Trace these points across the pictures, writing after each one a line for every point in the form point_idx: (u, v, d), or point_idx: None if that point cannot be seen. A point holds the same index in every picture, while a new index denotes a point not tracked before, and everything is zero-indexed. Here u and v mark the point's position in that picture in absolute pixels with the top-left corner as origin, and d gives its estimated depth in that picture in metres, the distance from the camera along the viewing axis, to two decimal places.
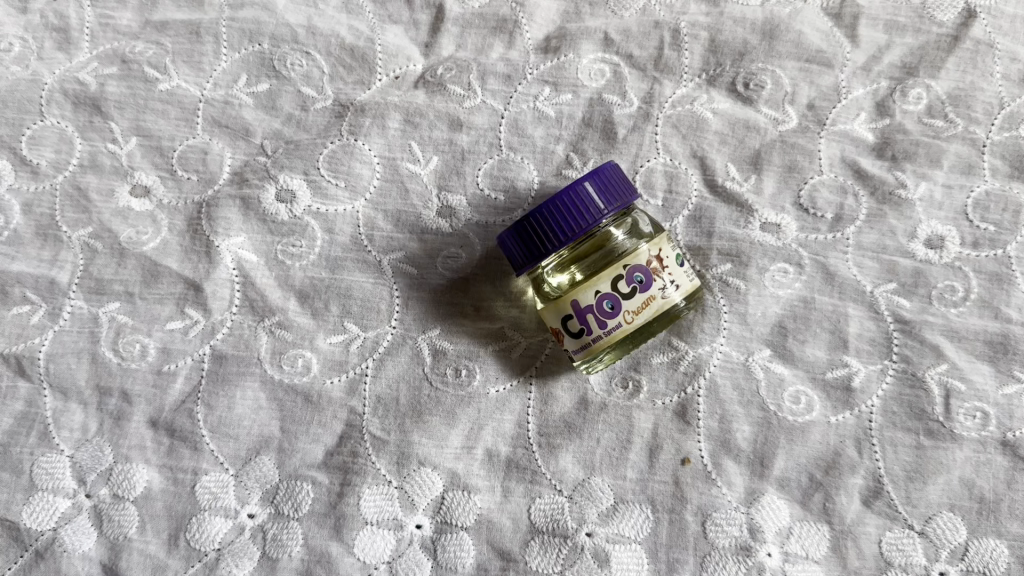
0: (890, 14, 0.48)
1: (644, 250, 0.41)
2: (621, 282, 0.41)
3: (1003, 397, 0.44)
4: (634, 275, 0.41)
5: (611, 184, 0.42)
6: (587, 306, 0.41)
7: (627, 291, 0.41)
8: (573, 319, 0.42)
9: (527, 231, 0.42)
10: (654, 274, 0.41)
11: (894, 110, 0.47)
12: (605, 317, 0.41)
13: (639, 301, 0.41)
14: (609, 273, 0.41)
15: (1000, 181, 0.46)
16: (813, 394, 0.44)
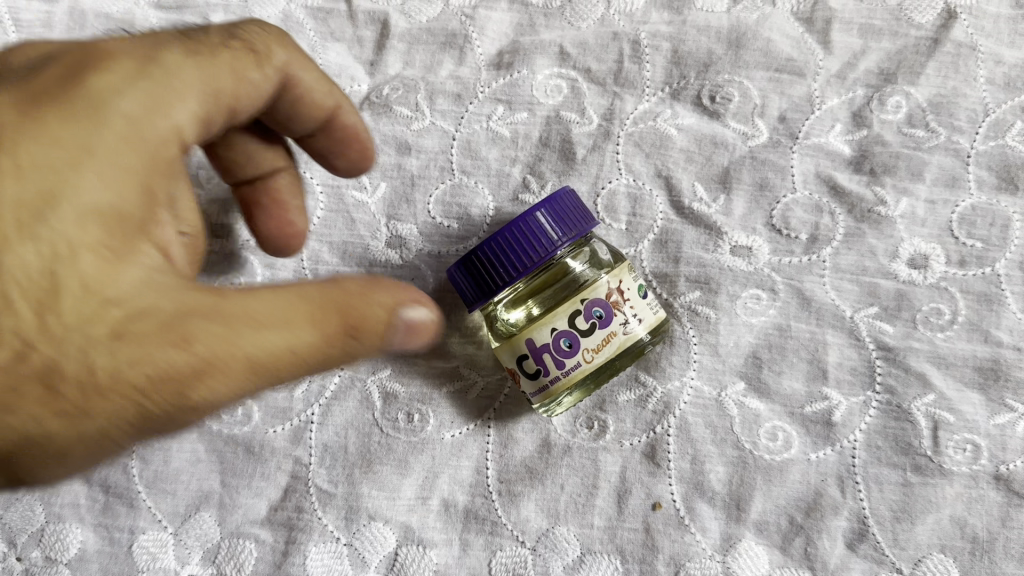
0: (864, 17, 0.45)
1: (603, 282, 0.38)
2: (578, 317, 0.38)
3: (995, 428, 0.41)
4: (592, 309, 0.38)
5: (566, 211, 0.39)
6: (543, 345, 0.38)
7: (584, 326, 0.38)
8: (528, 359, 0.38)
9: (479, 266, 0.39)
10: (614, 308, 0.38)
11: (872, 120, 0.44)
12: (563, 356, 0.38)
13: (600, 336, 0.38)
14: (565, 308, 0.37)
15: (987, 194, 0.43)
16: (791, 430, 0.41)
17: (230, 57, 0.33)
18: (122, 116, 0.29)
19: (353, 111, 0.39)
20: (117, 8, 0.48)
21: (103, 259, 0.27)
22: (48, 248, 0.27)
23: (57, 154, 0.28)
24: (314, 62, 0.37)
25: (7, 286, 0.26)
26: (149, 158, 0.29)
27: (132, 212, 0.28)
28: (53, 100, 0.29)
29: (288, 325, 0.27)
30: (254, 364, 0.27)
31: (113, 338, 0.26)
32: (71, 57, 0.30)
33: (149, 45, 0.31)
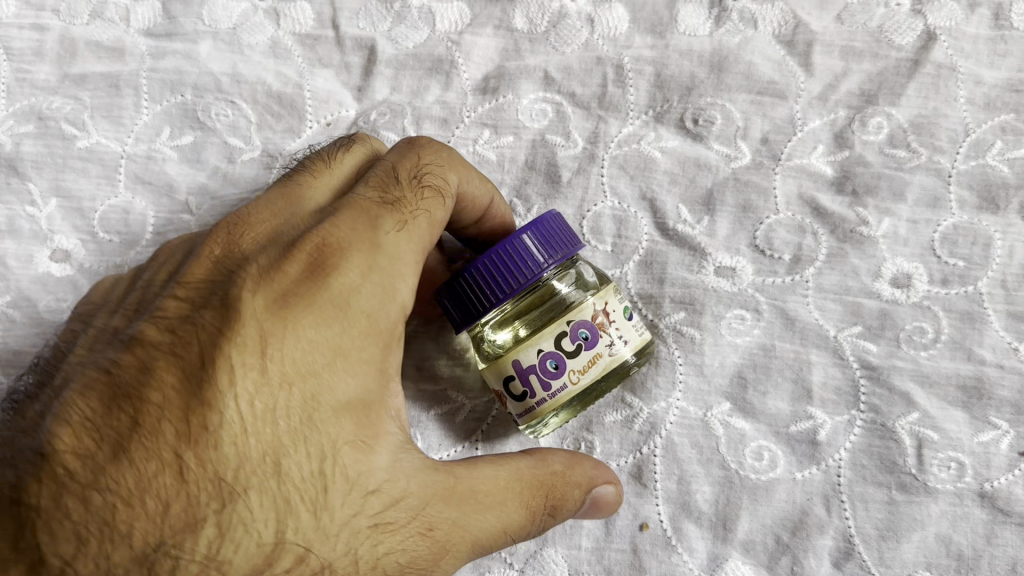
0: (845, 40, 0.46)
1: (588, 304, 0.38)
2: (564, 339, 0.38)
3: (979, 446, 0.41)
4: (578, 330, 0.38)
5: (552, 235, 0.39)
6: (531, 366, 0.38)
7: (571, 347, 0.38)
8: (515, 380, 0.39)
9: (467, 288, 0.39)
10: (599, 329, 0.38)
11: (854, 141, 0.45)
12: (549, 377, 0.38)
13: (585, 358, 0.38)
14: (552, 330, 0.38)
15: (968, 214, 0.44)
16: (777, 449, 0.42)
17: (437, 209, 0.37)
18: (363, 312, 0.34)
19: (502, 203, 0.42)
20: (106, 35, 0.48)
21: (359, 451, 0.32)
22: (315, 450, 0.32)
23: (314, 359, 0.32)
24: (469, 166, 0.40)
25: (265, 498, 0.31)
26: (393, 344, 0.34)
27: (373, 397, 0.33)
28: (295, 302, 0.33)
29: (503, 508, 0.34)
30: (478, 545, 0.34)
31: (362, 529, 0.32)
32: (367, 232, 0.35)
33: (410, 218, 0.36)
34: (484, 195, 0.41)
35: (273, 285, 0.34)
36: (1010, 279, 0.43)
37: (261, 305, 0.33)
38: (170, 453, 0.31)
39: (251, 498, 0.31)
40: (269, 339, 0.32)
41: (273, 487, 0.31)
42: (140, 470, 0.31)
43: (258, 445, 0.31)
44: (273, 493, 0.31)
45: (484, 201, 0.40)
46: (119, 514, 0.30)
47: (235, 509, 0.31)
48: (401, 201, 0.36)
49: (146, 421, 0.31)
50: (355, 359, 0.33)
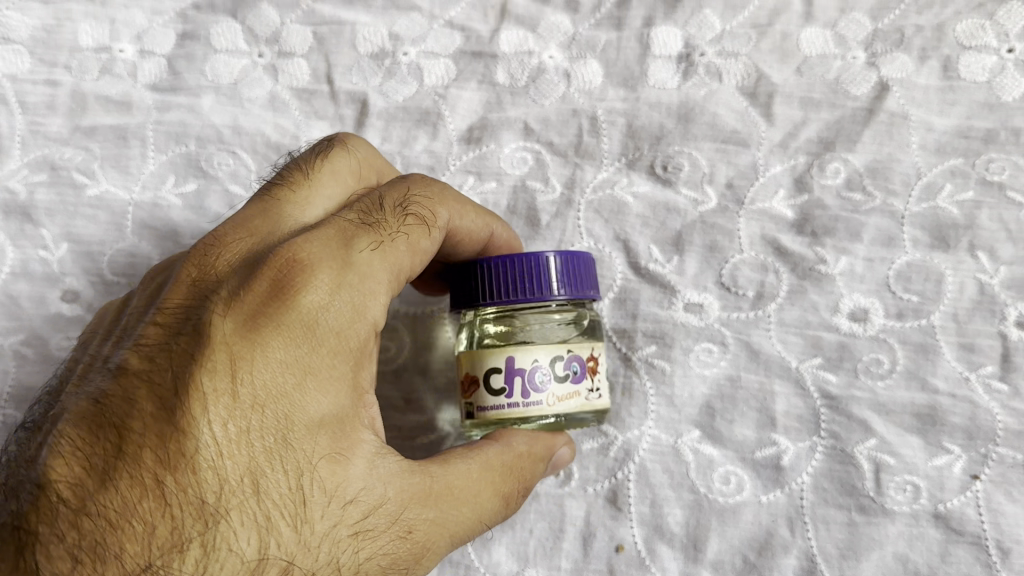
0: (804, 91, 0.49)
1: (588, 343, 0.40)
2: (559, 362, 0.39)
3: (933, 469, 0.44)
4: (571, 363, 0.39)
5: (576, 276, 0.41)
6: (520, 370, 0.38)
7: (558, 374, 0.39)
8: (499, 374, 0.38)
9: (485, 273, 0.40)
10: (588, 372, 0.39)
11: (813, 186, 0.48)
12: (530, 389, 0.38)
13: (568, 389, 0.39)
14: (551, 349, 0.38)
15: (921, 252, 0.47)
16: (743, 474, 0.44)
17: (412, 233, 0.39)
18: (333, 332, 0.35)
19: (504, 230, 0.44)
20: (115, 89, 0.52)
21: (335, 464, 0.34)
22: (292, 468, 0.34)
23: (287, 379, 0.34)
24: (461, 203, 0.42)
25: (248, 518, 0.33)
26: (365, 360, 0.36)
27: (347, 413, 0.35)
28: (267, 325, 0.35)
29: (471, 500, 0.37)
30: (453, 537, 0.37)
31: (345, 537, 0.34)
32: (340, 255, 0.36)
33: (384, 241, 0.38)
34: (483, 230, 0.43)
35: (246, 308, 0.35)
36: (960, 313, 0.46)
37: (233, 329, 0.35)
38: (152, 479, 0.32)
39: (234, 519, 0.33)
40: (242, 361, 0.34)
41: (252, 505, 0.33)
42: (126, 495, 0.32)
43: (237, 466, 0.33)
44: (257, 512, 0.33)
45: (483, 235, 0.43)
46: (109, 537, 0.32)
47: (220, 531, 0.33)
48: (375, 224, 0.38)
49: (129, 447, 0.33)
50: (330, 377, 0.35)
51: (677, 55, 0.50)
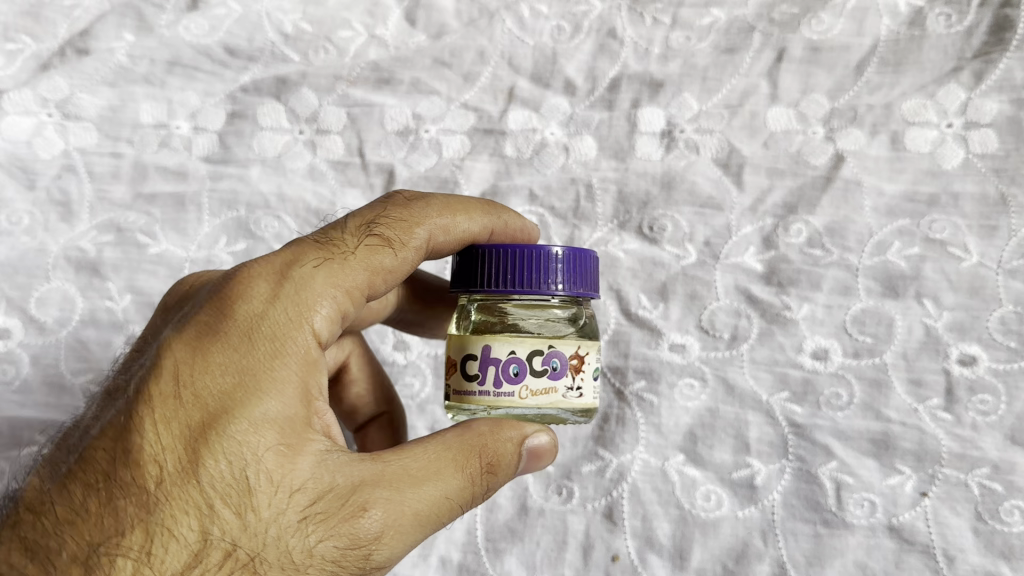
0: (770, 162, 0.57)
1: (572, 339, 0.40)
2: (536, 356, 0.39)
3: (887, 487, 0.51)
4: (551, 355, 0.39)
5: (573, 268, 0.42)
6: (495, 359, 0.39)
7: (534, 368, 0.39)
8: (473, 361, 0.39)
9: (486, 263, 0.42)
10: (569, 369, 0.40)
11: (779, 243, 0.56)
12: (505, 379, 0.39)
13: (542, 383, 0.39)
14: (529, 341, 0.39)
15: (874, 299, 0.54)
16: (722, 492, 0.51)
17: (363, 247, 0.41)
18: (269, 335, 0.38)
19: (503, 229, 0.47)
20: (172, 160, 0.59)
21: (279, 456, 0.36)
22: (235, 461, 0.36)
23: (224, 381, 0.37)
24: (440, 213, 0.44)
25: (191, 508, 0.36)
26: (311, 362, 0.38)
27: (296, 413, 0.37)
28: (208, 334, 0.38)
29: (436, 486, 0.38)
30: (418, 519, 0.37)
31: (288, 526, 0.36)
32: (281, 272, 0.39)
33: (329, 257, 0.40)
34: (473, 227, 0.45)
35: (194, 322, 0.39)
36: (909, 351, 0.54)
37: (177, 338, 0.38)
38: (103, 480, 0.37)
39: (176, 510, 0.36)
40: (183, 368, 0.37)
41: (196, 497, 0.36)
42: (82, 496, 0.37)
43: (177, 461, 0.36)
44: (201, 499, 0.36)
45: (481, 227, 0.46)
46: (68, 532, 0.37)
47: (163, 519, 0.36)
48: (325, 242, 0.41)
49: (88, 454, 0.38)
50: (265, 380, 0.37)
51: (661, 131, 0.58)
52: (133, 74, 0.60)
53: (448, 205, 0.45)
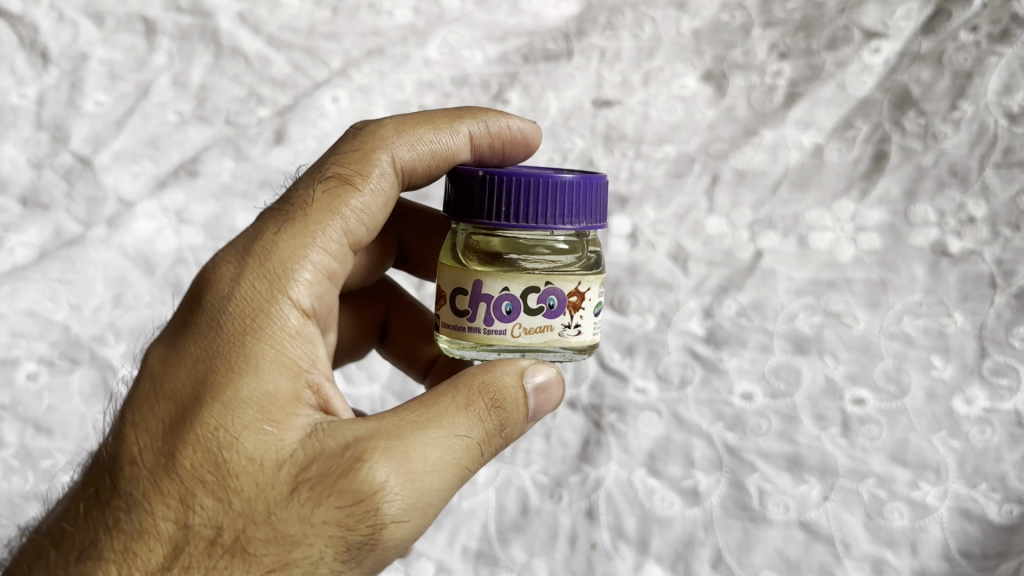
0: (708, 257, 0.78)
1: (570, 281, 0.52)
2: (535, 294, 0.51)
3: (798, 493, 0.68)
4: (549, 295, 0.52)
5: (576, 199, 0.53)
6: (490, 296, 0.51)
7: (533, 305, 0.52)
8: (468, 298, 0.52)
9: (491, 189, 0.52)
10: (562, 308, 0.52)
11: (716, 314, 0.76)
12: (500, 315, 0.52)
13: (538, 321, 0.52)
14: (529, 281, 0.51)
15: (786, 356, 0.74)
16: (675, 496, 0.68)
17: (322, 195, 0.54)
18: (235, 320, 0.49)
19: (474, 125, 0.59)
20: None
21: (261, 433, 0.47)
22: (217, 441, 0.47)
23: (200, 369, 0.48)
24: (398, 134, 0.57)
25: (179, 492, 0.46)
26: (284, 328, 0.50)
27: (275, 392, 0.48)
28: (183, 340, 0.49)
29: (429, 446, 0.46)
30: (413, 476, 0.46)
31: (281, 491, 0.45)
32: (249, 254, 0.52)
33: (299, 227, 0.52)
34: (443, 138, 0.58)
35: (172, 329, 0.51)
36: (813, 393, 0.72)
37: (160, 353, 0.49)
38: (107, 484, 0.48)
39: (168, 496, 0.46)
40: (165, 371, 0.49)
41: (188, 482, 0.46)
42: (100, 504, 0.48)
43: (163, 449, 0.47)
44: (188, 486, 0.46)
45: (462, 139, 0.59)
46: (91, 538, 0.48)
47: (159, 503, 0.46)
48: (293, 210, 0.53)
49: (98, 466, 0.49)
50: (238, 363, 0.48)
51: (627, 233, 0.80)
52: (233, 190, 0.83)
53: (416, 129, 0.57)
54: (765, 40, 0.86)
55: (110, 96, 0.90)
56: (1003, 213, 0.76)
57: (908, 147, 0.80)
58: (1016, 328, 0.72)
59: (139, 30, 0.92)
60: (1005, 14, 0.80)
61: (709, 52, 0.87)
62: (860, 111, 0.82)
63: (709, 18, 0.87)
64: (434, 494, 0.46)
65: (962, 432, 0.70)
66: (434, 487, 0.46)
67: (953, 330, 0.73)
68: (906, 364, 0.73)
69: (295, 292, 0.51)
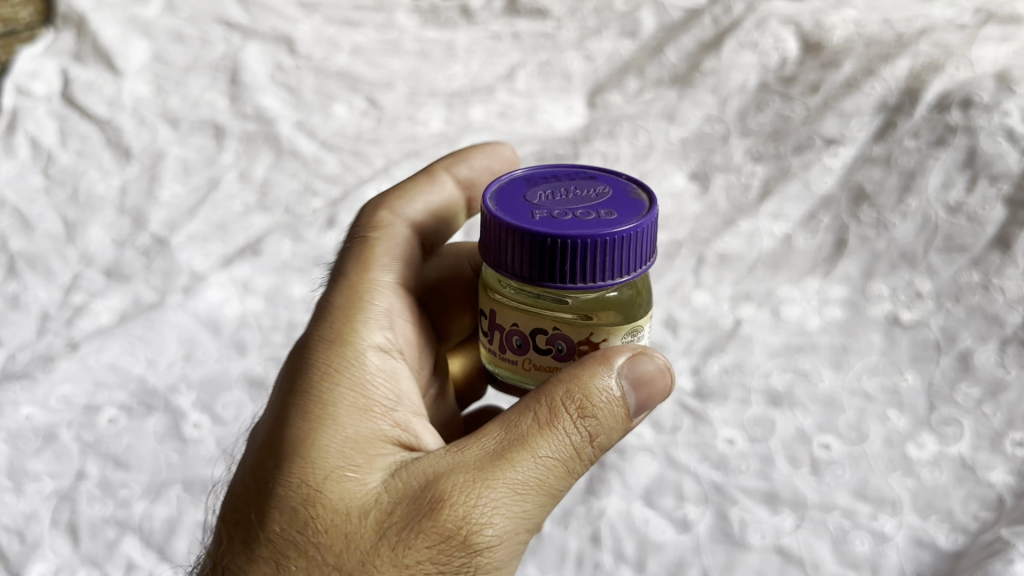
0: (695, 325, 0.92)
1: (580, 331, 0.54)
2: (543, 335, 0.54)
3: (775, 523, 0.78)
4: (556, 340, 0.54)
5: (625, 255, 0.52)
6: (501, 328, 0.56)
7: (541, 345, 0.55)
8: (488, 321, 0.58)
9: (543, 251, 0.51)
10: (573, 350, 0.54)
11: (702, 372, 0.89)
12: (512, 345, 0.56)
13: (546, 358, 0.55)
14: (535, 324, 0.54)
15: (763, 407, 0.86)
16: (668, 525, 0.78)
17: (366, 273, 0.65)
18: (308, 381, 0.56)
19: (463, 172, 0.73)
20: None
21: (352, 478, 0.52)
22: (309, 492, 0.51)
23: (285, 432, 0.54)
24: (401, 202, 0.70)
25: (287, 549, 0.51)
26: (362, 378, 0.58)
27: (355, 442, 0.54)
28: (274, 414, 0.56)
29: (504, 461, 0.50)
30: (493, 487, 0.49)
31: (375, 534, 0.50)
32: (318, 326, 0.61)
33: (353, 290, 0.63)
34: (438, 192, 0.72)
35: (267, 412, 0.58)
36: (787, 439, 0.84)
37: (260, 433, 0.56)
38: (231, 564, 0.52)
39: (276, 555, 0.51)
40: (263, 445, 0.55)
41: (292, 536, 0.51)
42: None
43: (266, 515, 0.52)
44: (292, 540, 0.51)
45: (451, 189, 0.73)
46: None
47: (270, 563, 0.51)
48: (344, 288, 0.63)
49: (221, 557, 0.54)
50: (322, 414, 0.54)
51: None
52: (291, 266, 0.98)
53: (411, 192, 0.72)
54: (740, 146, 1.05)
55: (185, 187, 1.06)
56: (945, 289, 0.90)
57: (863, 236, 0.95)
58: (958, 387, 0.84)
59: (210, 134, 1.11)
60: (941, 124, 0.96)
61: (692, 157, 1.05)
62: (823, 206, 0.98)
63: (692, 129, 1.07)
64: (523, 513, 0.50)
65: (915, 471, 0.80)
66: (518, 506, 0.50)
67: (906, 387, 0.86)
68: (866, 416, 0.84)
69: (364, 341, 0.60)
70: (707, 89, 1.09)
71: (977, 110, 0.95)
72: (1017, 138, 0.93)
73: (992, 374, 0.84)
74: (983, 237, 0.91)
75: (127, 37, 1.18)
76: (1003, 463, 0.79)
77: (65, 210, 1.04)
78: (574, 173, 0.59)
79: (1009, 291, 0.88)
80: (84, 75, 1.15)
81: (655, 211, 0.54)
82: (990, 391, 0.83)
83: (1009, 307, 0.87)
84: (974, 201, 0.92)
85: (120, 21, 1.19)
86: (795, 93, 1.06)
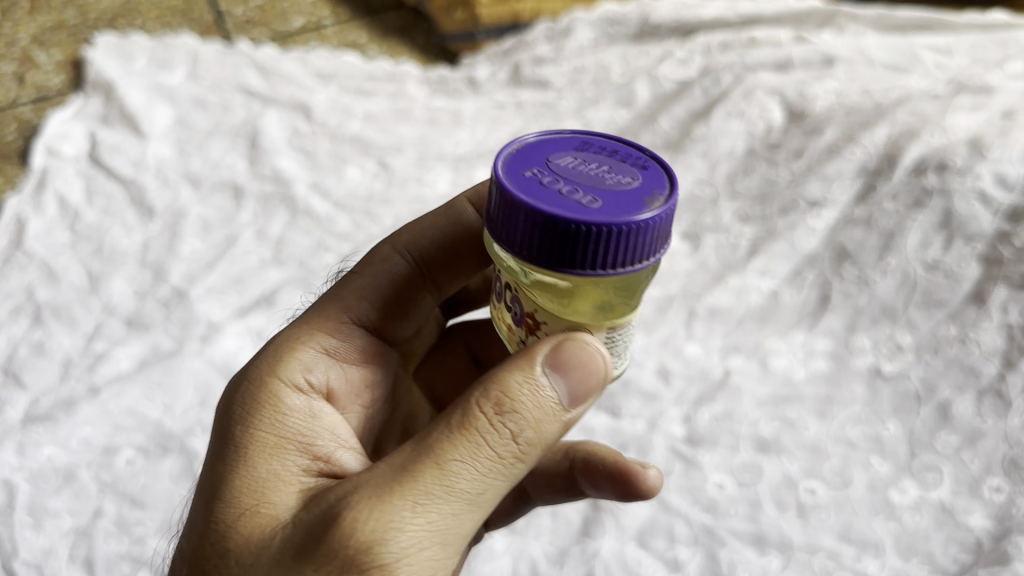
0: (687, 375, 0.97)
1: (527, 302, 0.52)
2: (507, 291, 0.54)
3: (763, 565, 0.81)
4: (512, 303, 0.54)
5: (639, 245, 0.47)
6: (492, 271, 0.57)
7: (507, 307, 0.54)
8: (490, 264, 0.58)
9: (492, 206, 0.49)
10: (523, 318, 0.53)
11: (693, 420, 0.93)
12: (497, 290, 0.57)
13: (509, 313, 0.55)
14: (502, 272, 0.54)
15: (751, 454, 0.90)
16: (660, 565, 0.82)
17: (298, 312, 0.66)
18: (227, 422, 0.57)
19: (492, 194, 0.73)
20: None
21: (261, 512, 0.52)
22: (222, 530, 0.52)
23: (207, 476, 0.55)
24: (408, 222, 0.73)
25: None
26: (281, 407, 0.58)
27: (271, 476, 0.54)
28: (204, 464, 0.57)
29: (402, 471, 0.48)
30: (388, 498, 0.47)
31: (277, 563, 0.48)
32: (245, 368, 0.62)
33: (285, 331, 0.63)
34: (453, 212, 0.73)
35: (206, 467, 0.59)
36: (774, 484, 0.87)
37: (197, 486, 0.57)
38: None
39: None
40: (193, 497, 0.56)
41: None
42: None
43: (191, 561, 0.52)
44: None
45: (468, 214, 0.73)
46: None
47: None
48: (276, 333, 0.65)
49: None
50: (241, 453, 0.55)
51: None
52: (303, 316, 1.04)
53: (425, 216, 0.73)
54: (729, 209, 1.11)
55: (204, 243, 1.12)
56: (925, 342, 0.94)
57: (846, 292, 1.00)
58: (938, 435, 0.88)
59: (229, 195, 1.17)
60: (917, 188, 1.02)
61: (684, 219, 1.11)
62: (808, 263, 1.03)
63: (684, 191, 1.13)
64: (432, 527, 0.47)
65: (898, 515, 0.83)
66: (428, 523, 0.47)
67: (887, 435, 0.89)
68: (850, 463, 0.88)
69: (288, 376, 0.60)
70: (698, 154, 1.15)
71: (951, 173, 1.01)
72: (991, 201, 0.98)
73: (970, 423, 0.87)
74: (960, 292, 0.95)
75: (152, 103, 1.25)
76: (981, 508, 0.82)
77: (90, 263, 1.09)
78: (634, 157, 0.54)
79: (985, 344, 0.91)
80: (111, 137, 1.21)
81: (637, 224, 0.46)
82: (968, 439, 0.87)
83: (985, 358, 0.90)
84: (951, 258, 0.97)
85: (146, 88, 1.27)
86: (781, 159, 1.12)
